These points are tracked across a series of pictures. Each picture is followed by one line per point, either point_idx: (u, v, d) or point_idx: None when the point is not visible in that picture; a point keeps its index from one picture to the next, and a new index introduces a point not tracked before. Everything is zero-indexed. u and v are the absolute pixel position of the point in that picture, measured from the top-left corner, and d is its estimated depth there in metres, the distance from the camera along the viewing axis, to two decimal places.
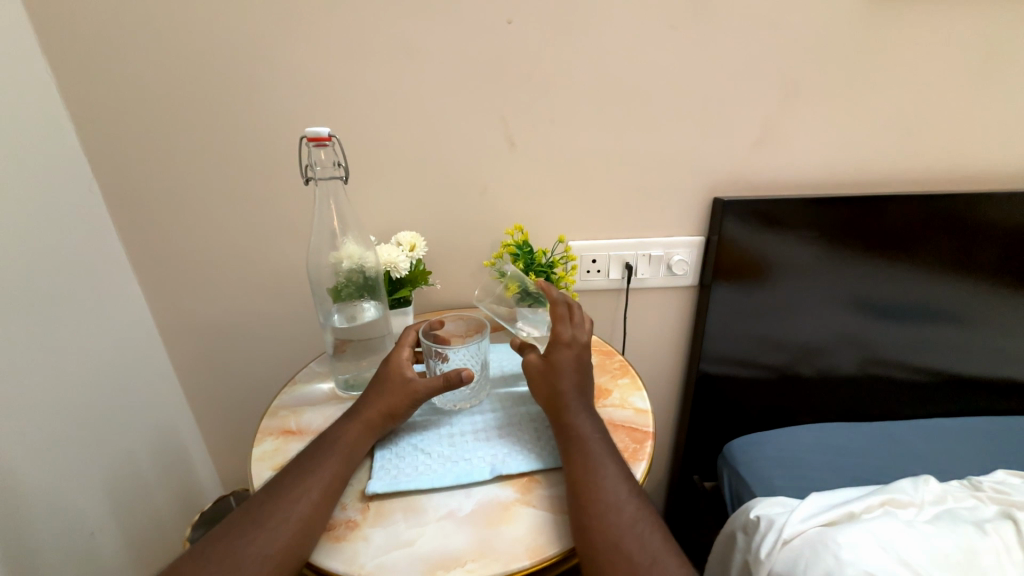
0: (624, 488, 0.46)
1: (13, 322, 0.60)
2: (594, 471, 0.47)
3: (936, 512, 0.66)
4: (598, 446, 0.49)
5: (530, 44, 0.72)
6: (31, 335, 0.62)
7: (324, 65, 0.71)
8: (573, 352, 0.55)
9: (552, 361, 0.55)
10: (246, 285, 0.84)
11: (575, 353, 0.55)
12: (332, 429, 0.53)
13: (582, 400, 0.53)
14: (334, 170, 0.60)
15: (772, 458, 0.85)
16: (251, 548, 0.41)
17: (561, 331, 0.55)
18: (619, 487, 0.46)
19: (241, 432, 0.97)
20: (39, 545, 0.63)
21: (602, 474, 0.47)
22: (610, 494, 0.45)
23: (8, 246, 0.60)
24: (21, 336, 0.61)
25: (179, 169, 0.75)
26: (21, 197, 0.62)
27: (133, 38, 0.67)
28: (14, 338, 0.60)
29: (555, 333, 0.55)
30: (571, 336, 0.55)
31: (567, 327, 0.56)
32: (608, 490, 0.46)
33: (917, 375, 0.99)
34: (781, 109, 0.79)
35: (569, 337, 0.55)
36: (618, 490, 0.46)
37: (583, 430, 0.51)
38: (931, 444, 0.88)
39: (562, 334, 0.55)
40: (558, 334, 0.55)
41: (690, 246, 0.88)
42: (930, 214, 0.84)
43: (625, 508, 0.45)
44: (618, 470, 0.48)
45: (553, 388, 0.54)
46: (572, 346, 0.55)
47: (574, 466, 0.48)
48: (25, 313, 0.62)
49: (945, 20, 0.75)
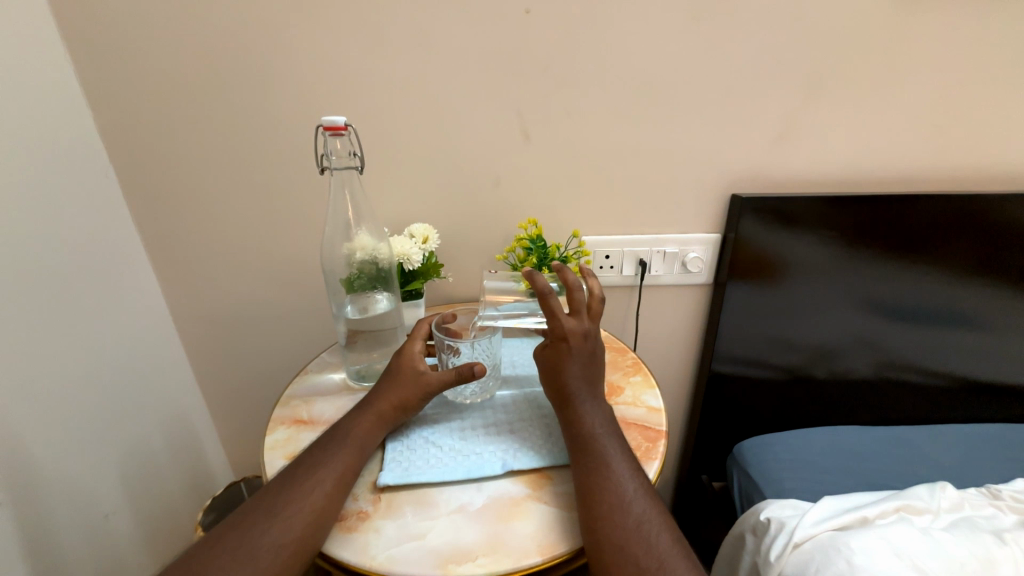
0: (634, 488, 0.46)
1: (16, 308, 0.59)
2: (601, 469, 0.47)
3: (953, 520, 0.65)
4: (605, 443, 0.49)
5: (548, 34, 0.70)
6: (34, 320, 0.61)
7: (341, 54, 0.70)
8: (573, 346, 0.53)
9: (554, 355, 0.53)
10: (259, 275, 0.85)
11: (576, 346, 0.53)
12: (344, 419, 0.53)
13: (588, 394, 0.52)
14: (350, 160, 0.60)
15: (785, 460, 0.84)
16: (265, 538, 0.41)
17: (557, 326, 0.52)
18: (625, 489, 0.45)
19: (253, 419, 0.98)
20: (54, 528, 0.64)
21: (609, 472, 0.46)
22: (615, 495, 0.45)
23: (10, 227, 0.59)
24: (24, 321, 0.60)
25: (195, 157, 0.75)
26: (26, 178, 0.61)
27: (150, 25, 0.67)
28: (16, 323, 0.59)
29: (552, 327, 0.53)
30: (570, 328, 0.53)
31: (565, 319, 0.53)
32: (612, 491, 0.45)
33: (933, 379, 0.97)
34: (805, 105, 0.77)
35: (568, 330, 0.53)
36: (623, 490, 0.45)
37: (590, 426, 0.50)
38: (947, 450, 0.86)
39: (560, 328, 0.52)
40: (555, 329, 0.53)
41: (706, 244, 0.86)
42: (953, 215, 0.82)
43: (632, 509, 0.44)
44: (626, 469, 0.47)
45: (557, 383, 0.53)
46: (572, 340, 0.53)
47: (579, 464, 0.48)
48: (26, 299, 0.60)
49: (978, 15, 0.72)
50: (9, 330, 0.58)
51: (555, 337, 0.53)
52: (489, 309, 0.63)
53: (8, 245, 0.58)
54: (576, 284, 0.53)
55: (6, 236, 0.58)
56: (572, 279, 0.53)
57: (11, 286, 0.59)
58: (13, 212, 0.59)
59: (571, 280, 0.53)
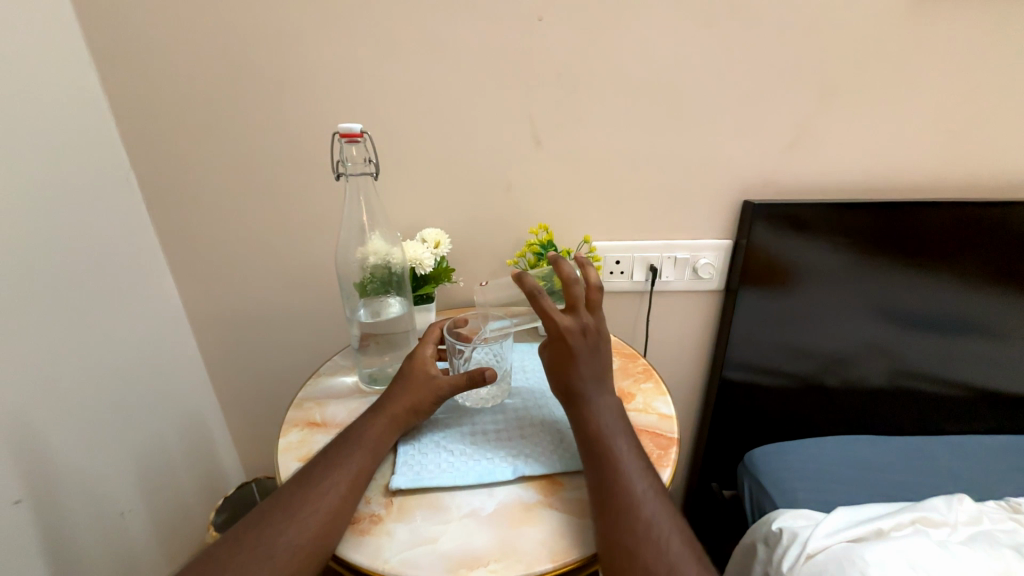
0: (645, 487, 0.45)
1: (36, 309, 0.61)
2: (610, 469, 0.46)
3: (972, 533, 0.63)
4: (615, 443, 0.48)
5: (561, 40, 0.71)
6: (54, 319, 0.63)
7: (356, 62, 0.72)
8: (573, 344, 0.51)
9: (557, 353, 0.53)
10: (273, 278, 0.86)
11: (577, 342, 0.51)
12: (358, 422, 0.53)
13: (596, 392, 0.52)
14: (364, 166, 0.61)
15: (799, 469, 0.83)
16: (282, 538, 0.41)
17: (552, 324, 0.51)
18: (633, 491, 0.45)
19: (265, 420, 0.99)
20: (71, 524, 0.65)
21: (620, 472, 0.46)
22: (624, 496, 0.44)
23: (32, 229, 0.60)
24: (44, 321, 0.62)
25: (212, 163, 0.77)
26: (45, 180, 0.63)
27: (170, 33, 0.69)
28: (37, 324, 0.61)
29: (549, 326, 0.52)
30: (567, 326, 0.51)
31: (560, 317, 0.51)
32: (621, 493, 0.45)
33: (949, 389, 0.96)
34: (818, 111, 0.76)
35: (565, 329, 0.51)
36: (633, 491, 0.45)
37: (599, 425, 0.50)
38: (966, 462, 0.84)
39: (555, 327, 0.51)
40: (552, 328, 0.51)
41: (718, 250, 0.86)
42: (971, 222, 0.80)
43: (642, 511, 0.44)
44: (635, 469, 0.47)
45: (564, 379, 0.53)
46: (572, 338, 0.51)
47: (589, 464, 0.48)
48: (45, 301, 0.62)
49: (996, 20, 0.71)
50: (20, 331, 0.58)
51: (553, 336, 0.52)
52: (491, 325, 0.63)
53: (29, 247, 0.60)
54: (572, 277, 0.50)
55: (27, 238, 0.60)
56: (567, 272, 0.50)
57: (28, 286, 0.60)
58: (31, 214, 0.60)
59: (565, 273, 0.50)
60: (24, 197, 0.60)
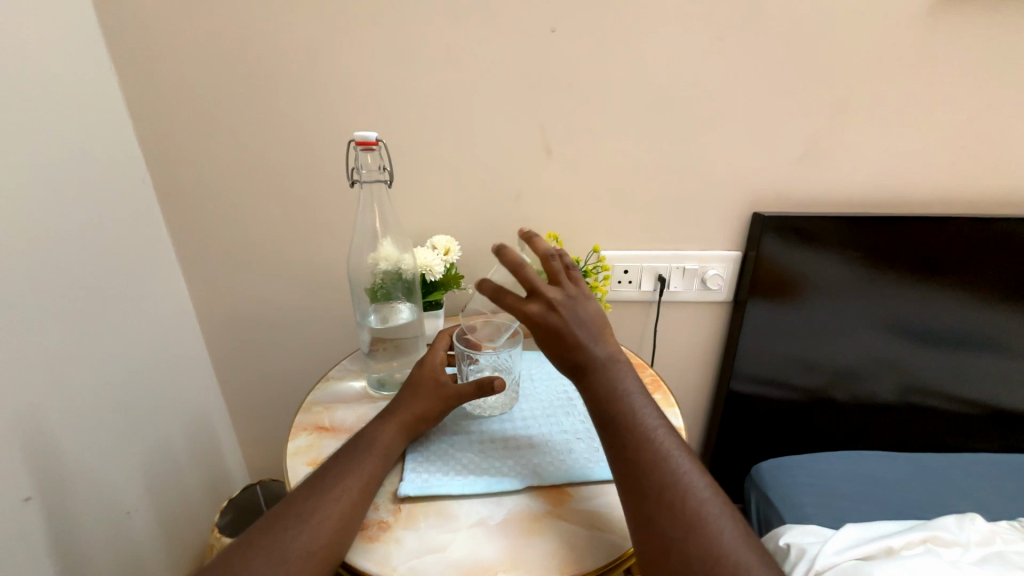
0: (670, 439, 0.45)
1: (49, 307, 0.61)
2: (630, 438, 0.45)
3: (985, 554, 0.62)
4: (632, 401, 0.47)
5: (574, 51, 0.72)
6: (67, 318, 0.64)
7: (371, 70, 0.73)
8: (555, 324, 0.48)
9: (547, 341, 0.49)
10: (283, 282, 0.87)
11: (558, 323, 0.48)
12: (368, 428, 0.53)
13: (603, 360, 0.49)
14: (379, 174, 0.62)
15: (808, 484, 0.82)
16: (295, 543, 0.41)
17: (523, 314, 0.48)
18: (652, 453, 0.44)
19: (271, 423, 1.00)
20: (77, 524, 0.65)
21: (643, 429, 0.45)
22: (645, 463, 0.43)
23: (48, 229, 0.61)
24: (56, 320, 0.62)
25: (227, 166, 0.78)
26: (64, 181, 0.64)
27: (190, 38, 0.70)
28: (51, 323, 0.61)
29: (524, 320, 0.49)
30: (537, 312, 0.48)
31: (526, 304, 0.48)
32: (639, 461, 0.43)
33: (959, 405, 0.94)
34: (829, 126, 0.77)
35: (539, 315, 0.48)
36: (655, 458, 0.43)
37: (614, 388, 0.48)
38: (979, 480, 0.83)
39: (528, 316, 0.48)
40: (526, 318, 0.48)
41: (727, 261, 0.86)
42: (984, 237, 0.80)
43: (661, 472, 0.42)
44: (656, 423, 0.46)
45: (566, 359, 0.50)
46: (551, 320, 0.48)
47: (606, 429, 0.47)
48: (59, 300, 0.63)
49: (1009, 39, 0.71)
50: (34, 329, 0.59)
51: (533, 327, 0.49)
52: (499, 345, 0.62)
53: (45, 246, 0.61)
54: (520, 263, 0.47)
55: (44, 238, 0.61)
56: (514, 258, 0.46)
57: (43, 285, 0.60)
58: (48, 213, 0.61)
59: (511, 261, 0.46)
60: (43, 197, 0.61)
